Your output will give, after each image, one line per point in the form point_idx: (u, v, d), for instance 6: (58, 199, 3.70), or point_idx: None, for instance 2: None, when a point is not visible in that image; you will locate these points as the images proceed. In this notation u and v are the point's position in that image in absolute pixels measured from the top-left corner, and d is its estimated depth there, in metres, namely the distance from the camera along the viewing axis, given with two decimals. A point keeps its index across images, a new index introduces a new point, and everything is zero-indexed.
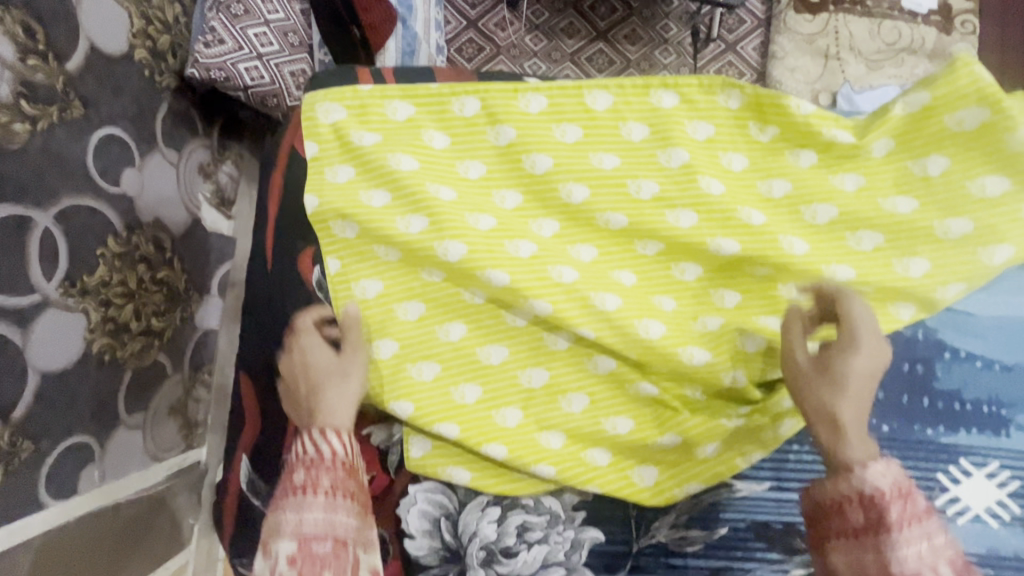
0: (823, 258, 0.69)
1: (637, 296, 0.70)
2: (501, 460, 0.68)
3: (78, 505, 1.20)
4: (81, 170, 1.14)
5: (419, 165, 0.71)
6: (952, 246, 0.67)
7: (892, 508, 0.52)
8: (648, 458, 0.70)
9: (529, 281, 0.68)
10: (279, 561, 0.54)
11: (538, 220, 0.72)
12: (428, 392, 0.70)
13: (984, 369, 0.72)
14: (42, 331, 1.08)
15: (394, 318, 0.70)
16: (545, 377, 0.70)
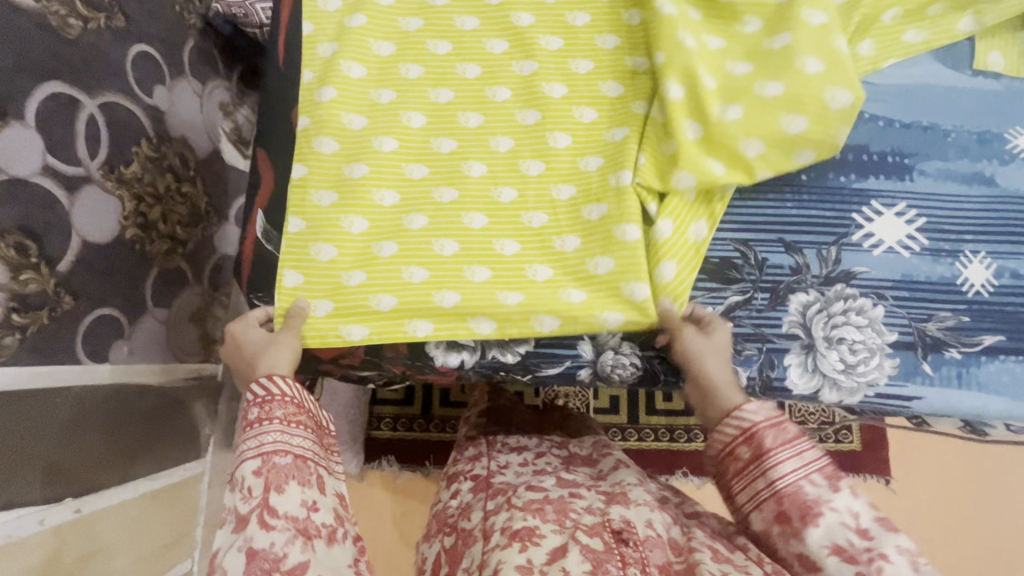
0: (725, 42, 0.82)
1: (560, 108, 0.85)
2: (420, 229, 0.81)
3: (106, 372, 1.32)
4: (121, 73, 1.32)
5: (395, 1, 0.88)
6: (816, 30, 0.76)
7: (765, 434, 0.66)
8: (568, 230, 0.81)
9: (466, 99, 0.85)
10: (245, 480, 0.64)
11: (491, 40, 0.87)
12: (383, 168, 0.82)
13: (886, 127, 0.85)
14: (86, 201, 1.23)
15: (373, 103, 0.85)
16: (456, 194, 0.82)
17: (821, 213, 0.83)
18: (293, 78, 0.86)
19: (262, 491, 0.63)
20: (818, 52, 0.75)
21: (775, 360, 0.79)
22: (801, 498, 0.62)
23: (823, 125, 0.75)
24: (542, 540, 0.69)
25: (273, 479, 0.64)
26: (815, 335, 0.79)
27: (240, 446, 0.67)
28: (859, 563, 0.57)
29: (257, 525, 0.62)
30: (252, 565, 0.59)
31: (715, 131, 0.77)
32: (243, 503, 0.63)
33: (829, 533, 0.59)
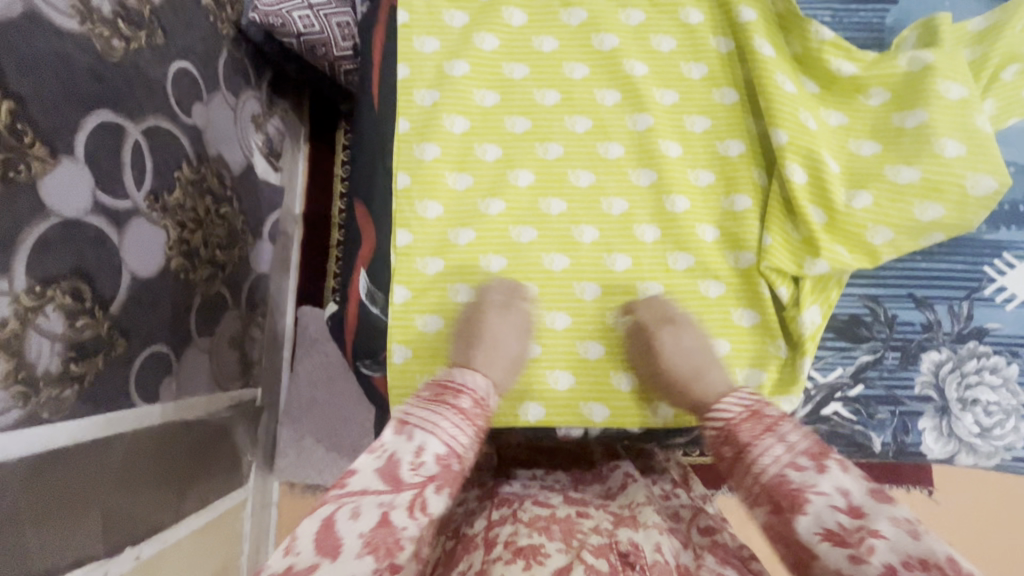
0: (854, 100, 0.77)
1: (677, 168, 0.79)
2: (531, 300, 0.76)
3: (157, 412, 1.26)
4: (161, 94, 1.23)
5: (499, 43, 0.81)
6: (957, 108, 0.71)
7: (741, 429, 0.61)
8: (688, 305, 0.77)
9: (577, 154, 0.79)
10: (427, 453, 0.58)
11: (602, 91, 0.81)
12: (488, 234, 0.77)
13: (1016, 174, 0.81)
14: (133, 235, 1.16)
15: (476, 158, 0.79)
16: (566, 263, 0.78)
17: (952, 267, 0.79)
18: (390, 123, 0.79)
19: (429, 476, 0.57)
20: (960, 127, 0.70)
21: (910, 425, 0.76)
22: (784, 484, 0.55)
23: (960, 214, 0.70)
24: (548, 560, 0.57)
25: (440, 477, 0.57)
26: (948, 397, 0.77)
27: (437, 412, 0.62)
28: (851, 546, 0.51)
29: (406, 504, 0.55)
30: (380, 532, 0.52)
31: (840, 218, 0.73)
32: (408, 471, 0.56)
33: (819, 519, 0.53)
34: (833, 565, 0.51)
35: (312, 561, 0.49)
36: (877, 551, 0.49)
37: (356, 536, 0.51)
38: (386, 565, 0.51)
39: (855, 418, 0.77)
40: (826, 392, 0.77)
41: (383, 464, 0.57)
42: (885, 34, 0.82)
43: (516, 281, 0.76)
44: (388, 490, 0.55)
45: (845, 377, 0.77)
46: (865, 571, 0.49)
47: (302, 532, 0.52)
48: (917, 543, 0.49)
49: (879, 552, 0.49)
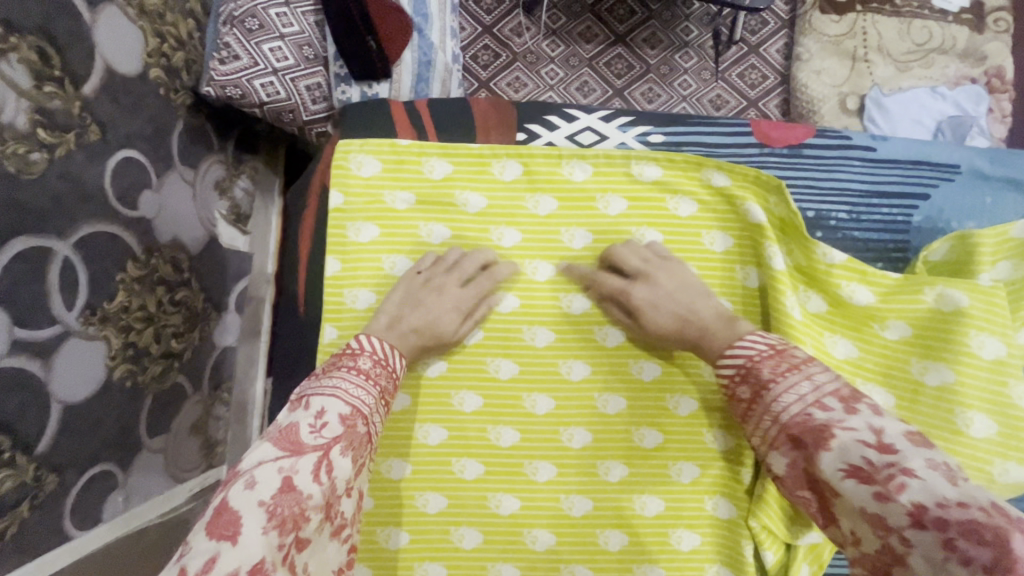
0: (868, 331, 0.64)
1: (651, 395, 0.68)
2: (473, 548, 0.66)
3: (98, 535, 0.95)
4: (98, 196, 0.89)
5: (450, 235, 0.68)
6: (990, 374, 0.59)
7: (763, 367, 0.55)
8: (654, 559, 0.66)
9: (537, 373, 0.68)
10: (327, 414, 0.54)
11: (567, 297, 0.68)
12: (426, 467, 0.66)
13: None
14: (65, 363, 0.86)
15: (417, 376, 0.67)
16: (517, 505, 0.67)
17: None
18: (317, 331, 0.68)
19: (334, 438, 0.53)
20: (988, 398, 0.59)
21: None
22: (808, 424, 0.50)
23: None
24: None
25: (345, 439, 0.53)
26: None
27: (331, 378, 0.57)
28: (877, 484, 0.44)
29: (309, 467, 0.50)
30: (283, 499, 0.47)
31: None
32: (309, 434, 0.52)
33: (845, 454, 0.46)
34: (858, 504, 0.45)
35: (232, 563, 0.43)
36: (909, 489, 0.42)
37: (256, 506, 0.46)
38: (289, 539, 0.47)
39: None
40: None
41: (276, 434, 0.52)
42: (912, 236, 0.68)
43: (455, 528, 0.66)
44: (281, 454, 0.50)
45: None
46: (890, 510, 0.42)
47: (193, 532, 0.45)
48: (956, 489, 0.41)
49: (910, 491, 0.42)
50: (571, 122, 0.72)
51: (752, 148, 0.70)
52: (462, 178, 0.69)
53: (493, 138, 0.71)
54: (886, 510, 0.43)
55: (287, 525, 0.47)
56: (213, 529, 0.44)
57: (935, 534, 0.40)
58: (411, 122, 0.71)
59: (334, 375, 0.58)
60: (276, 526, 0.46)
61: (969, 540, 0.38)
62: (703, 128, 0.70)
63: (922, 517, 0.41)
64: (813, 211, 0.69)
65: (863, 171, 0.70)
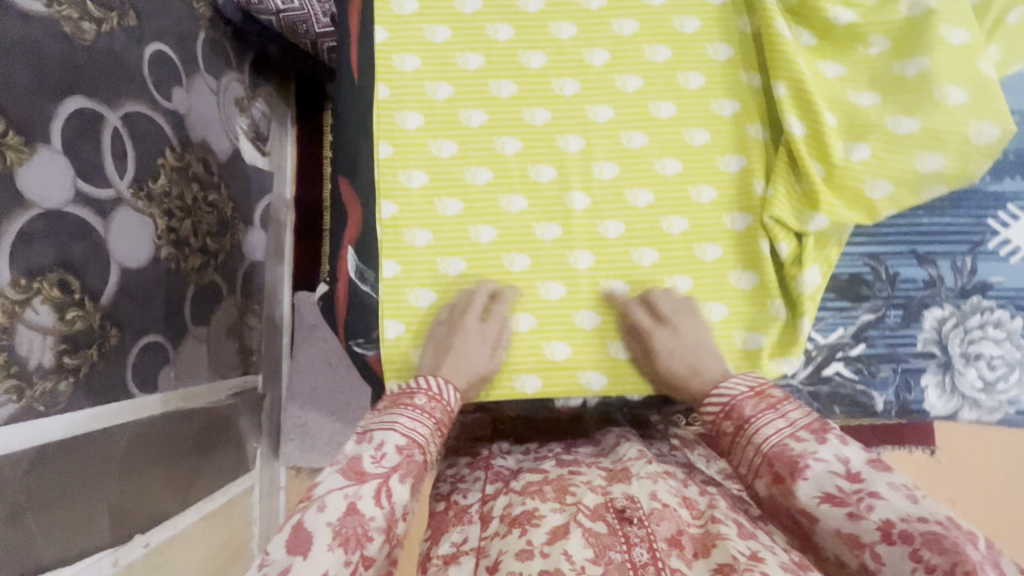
0: (851, 48, 0.74)
1: (668, 130, 0.77)
2: (523, 271, 0.75)
3: (156, 402, 1.02)
4: (138, 76, 0.97)
5: (482, 4, 0.78)
6: (959, 54, 0.68)
7: (744, 405, 0.56)
8: (684, 269, 0.75)
9: (567, 117, 0.76)
10: (386, 449, 0.52)
11: (589, 51, 0.77)
12: (474, 203, 0.75)
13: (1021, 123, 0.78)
14: (119, 228, 0.93)
15: (462, 125, 0.76)
16: (558, 232, 0.75)
17: (953, 222, 0.77)
18: (370, 92, 0.76)
19: (393, 467, 0.52)
20: (961, 73, 0.67)
21: (912, 382, 0.75)
22: (787, 454, 0.52)
23: (961, 164, 0.68)
24: (544, 520, 0.52)
25: (403, 467, 0.52)
26: (952, 352, 0.75)
27: (391, 412, 0.56)
28: (850, 505, 0.47)
29: (372, 493, 0.49)
30: (348, 521, 0.47)
31: (839, 172, 0.70)
32: (372, 463, 0.51)
33: (819, 482, 0.49)
34: (834, 526, 0.48)
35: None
36: (878, 508, 0.46)
37: (324, 526, 0.46)
38: (354, 557, 0.46)
39: (858, 377, 0.75)
40: (826, 352, 0.75)
41: (340, 461, 0.51)
42: None
43: (506, 251, 0.74)
44: (346, 483, 0.49)
45: (846, 337, 0.75)
46: (863, 529, 0.46)
47: (273, 541, 0.46)
48: (915, 506, 0.45)
49: (879, 510, 0.46)
50: None
51: None
52: None
53: None
54: (861, 531, 0.46)
55: (349, 545, 0.46)
56: (293, 547, 0.45)
57: (904, 547, 0.43)
58: None
59: (396, 410, 0.56)
60: (342, 545, 0.46)
61: (932, 551, 0.42)
62: None
63: (891, 532, 0.44)
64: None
65: None
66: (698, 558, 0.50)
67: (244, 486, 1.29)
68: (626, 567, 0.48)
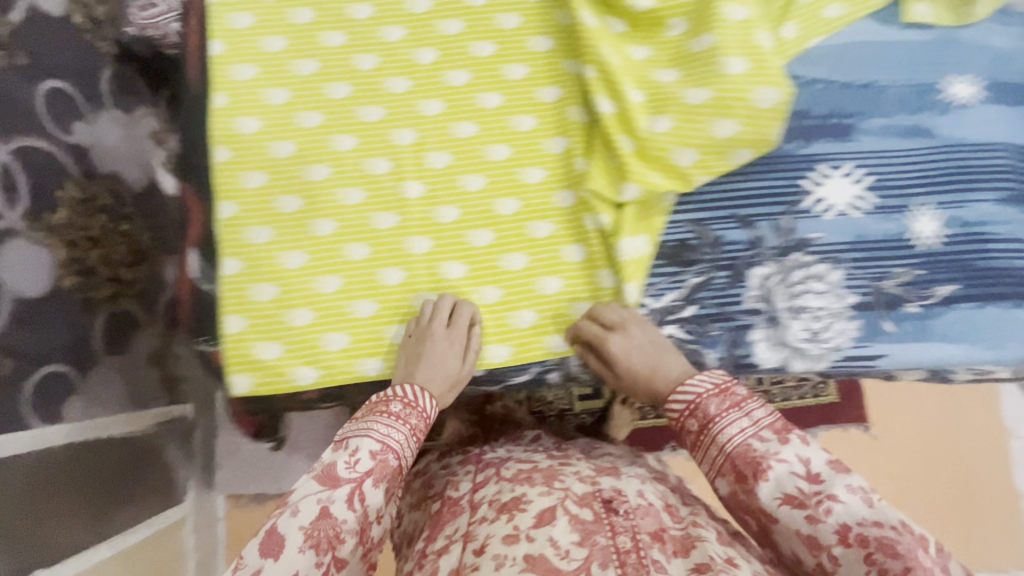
0: (654, 31, 0.80)
1: (495, 119, 0.81)
2: (363, 260, 0.78)
3: (59, 433, 0.95)
4: (26, 111, 0.94)
5: (314, 15, 0.82)
6: (738, 27, 0.74)
7: (709, 403, 0.64)
8: (518, 247, 0.79)
9: (399, 113, 0.81)
10: (357, 453, 0.62)
11: (417, 51, 0.82)
12: (313, 199, 0.79)
13: (826, 89, 0.84)
14: (10, 259, 0.89)
15: (298, 126, 0.80)
16: (395, 221, 0.79)
17: (769, 184, 0.82)
18: (208, 100, 0.80)
19: (366, 472, 0.61)
20: (742, 45, 0.73)
21: (741, 338, 0.78)
22: (750, 456, 0.60)
23: (753, 128, 0.73)
24: (530, 505, 0.62)
25: (376, 472, 0.62)
26: (777, 307, 0.79)
27: (364, 421, 0.65)
28: (809, 508, 0.56)
29: (344, 497, 0.59)
30: (320, 524, 0.57)
31: (646, 145, 0.75)
32: (344, 469, 0.61)
33: (779, 484, 0.58)
34: (794, 527, 0.57)
35: None
36: (834, 512, 0.55)
37: (297, 529, 0.56)
38: (325, 557, 0.57)
39: (690, 337, 0.78)
40: (659, 316, 0.78)
41: (318, 466, 0.61)
42: None
43: (344, 242, 0.77)
44: (323, 487, 0.59)
45: (677, 300, 0.79)
46: (819, 530, 0.55)
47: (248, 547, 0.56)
48: (871, 511, 0.54)
49: (835, 513, 0.55)
50: None
51: None
52: None
53: None
54: (820, 534, 0.56)
55: (321, 547, 0.57)
56: (266, 550, 0.55)
57: (860, 549, 0.54)
58: None
59: (368, 418, 0.65)
60: (314, 548, 0.56)
61: (885, 554, 0.52)
62: None
63: (847, 536, 0.54)
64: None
65: None
66: (677, 556, 0.60)
67: (172, 518, 1.20)
68: (611, 550, 0.58)
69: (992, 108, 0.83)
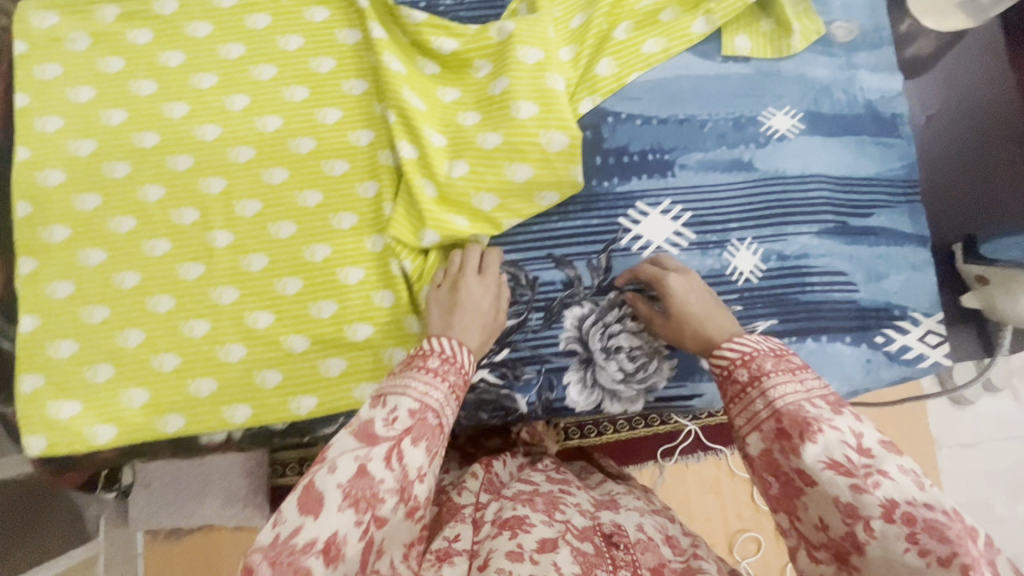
0: (462, 73, 0.80)
1: (307, 165, 0.80)
2: (167, 312, 0.76)
3: None
4: None
5: (124, 64, 0.82)
6: (532, 71, 0.75)
7: (766, 360, 0.55)
8: (328, 293, 0.77)
9: (208, 162, 0.80)
10: (398, 408, 0.54)
11: (229, 98, 0.81)
12: (118, 251, 0.77)
13: (644, 125, 0.83)
14: None
15: (103, 177, 0.79)
16: (202, 271, 0.78)
17: (586, 224, 0.81)
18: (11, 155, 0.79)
19: (406, 430, 0.53)
20: (533, 88, 0.74)
21: (554, 381, 0.77)
22: (801, 416, 0.51)
23: (548, 170, 0.74)
24: (534, 527, 0.55)
25: (417, 430, 0.54)
26: (592, 348, 0.78)
27: (403, 376, 0.58)
28: (856, 477, 0.47)
29: (384, 454, 0.51)
30: (358, 483, 0.49)
31: (446, 191, 0.75)
32: (383, 426, 0.53)
33: (827, 449, 0.48)
34: (832, 493, 0.47)
35: (312, 535, 0.46)
36: (883, 486, 0.45)
37: (334, 487, 0.48)
38: (365, 516, 0.49)
39: (502, 382, 0.77)
40: None
41: (354, 421, 0.53)
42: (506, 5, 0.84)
43: (147, 294, 0.76)
44: (359, 443, 0.51)
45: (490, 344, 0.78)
46: (862, 503, 0.46)
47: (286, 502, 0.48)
48: (923, 493, 0.45)
49: (885, 488, 0.45)
50: None
51: None
52: (129, 18, 0.82)
53: None
54: (860, 503, 0.46)
55: (362, 505, 0.49)
56: (305, 506, 0.47)
57: (903, 527, 0.44)
58: None
59: (408, 372, 0.58)
60: (354, 505, 0.48)
61: (931, 537, 0.43)
62: None
63: (893, 512, 0.45)
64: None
65: None
66: None
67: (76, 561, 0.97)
68: None
69: (810, 140, 0.83)
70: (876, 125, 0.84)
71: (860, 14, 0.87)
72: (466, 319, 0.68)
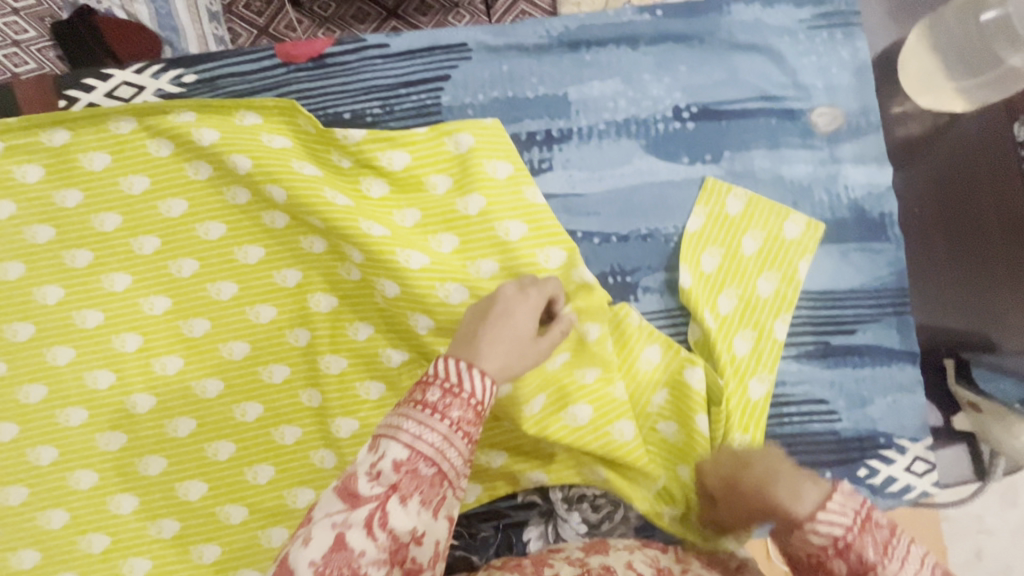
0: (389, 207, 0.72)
1: (229, 314, 0.73)
2: (92, 488, 0.71)
3: None
4: None
5: (15, 208, 0.72)
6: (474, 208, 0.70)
7: (868, 546, 0.42)
8: (265, 457, 0.71)
9: (121, 317, 0.72)
10: (383, 460, 0.45)
11: (137, 240, 0.73)
12: (32, 425, 0.71)
13: (604, 244, 0.74)
14: None
15: (6, 342, 0.71)
16: (124, 440, 0.71)
17: None
18: None
19: (391, 487, 0.44)
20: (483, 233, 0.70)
21: (514, 538, 0.72)
22: None
23: None
24: None
25: (405, 489, 0.45)
26: (553, 499, 0.72)
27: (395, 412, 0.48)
28: None
29: (364, 521, 0.43)
30: (334, 557, 0.42)
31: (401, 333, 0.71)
32: (366, 482, 0.44)
33: None
34: None
35: None
36: None
37: (306, 567, 0.41)
38: None
39: (457, 542, 0.71)
40: None
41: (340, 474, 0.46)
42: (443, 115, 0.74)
43: (67, 472, 0.70)
44: (342, 504, 0.44)
45: None
46: None
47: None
48: None
49: None
50: (108, 81, 0.76)
51: (285, 68, 0.75)
52: (16, 152, 0.73)
53: (36, 109, 0.75)
54: None
55: None
56: None
57: None
58: (44, 92, 0.75)
59: (399, 409, 0.47)
60: None
61: None
62: (230, 61, 0.75)
63: None
64: (329, 113, 0.74)
65: (388, 70, 0.75)
66: None
67: None
68: None
69: None
70: (862, 229, 0.76)
71: (846, 98, 0.77)
72: (500, 334, 0.53)
